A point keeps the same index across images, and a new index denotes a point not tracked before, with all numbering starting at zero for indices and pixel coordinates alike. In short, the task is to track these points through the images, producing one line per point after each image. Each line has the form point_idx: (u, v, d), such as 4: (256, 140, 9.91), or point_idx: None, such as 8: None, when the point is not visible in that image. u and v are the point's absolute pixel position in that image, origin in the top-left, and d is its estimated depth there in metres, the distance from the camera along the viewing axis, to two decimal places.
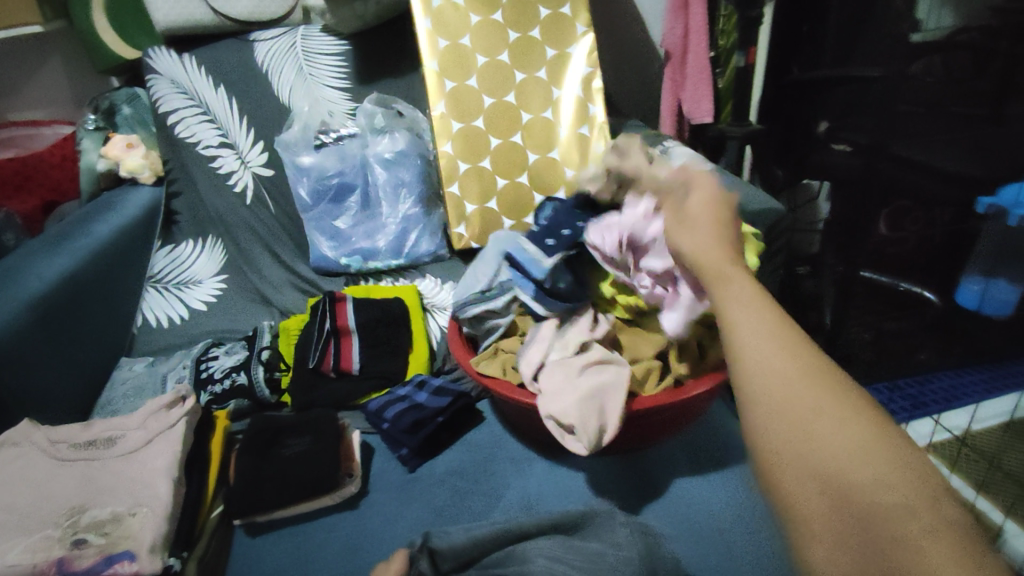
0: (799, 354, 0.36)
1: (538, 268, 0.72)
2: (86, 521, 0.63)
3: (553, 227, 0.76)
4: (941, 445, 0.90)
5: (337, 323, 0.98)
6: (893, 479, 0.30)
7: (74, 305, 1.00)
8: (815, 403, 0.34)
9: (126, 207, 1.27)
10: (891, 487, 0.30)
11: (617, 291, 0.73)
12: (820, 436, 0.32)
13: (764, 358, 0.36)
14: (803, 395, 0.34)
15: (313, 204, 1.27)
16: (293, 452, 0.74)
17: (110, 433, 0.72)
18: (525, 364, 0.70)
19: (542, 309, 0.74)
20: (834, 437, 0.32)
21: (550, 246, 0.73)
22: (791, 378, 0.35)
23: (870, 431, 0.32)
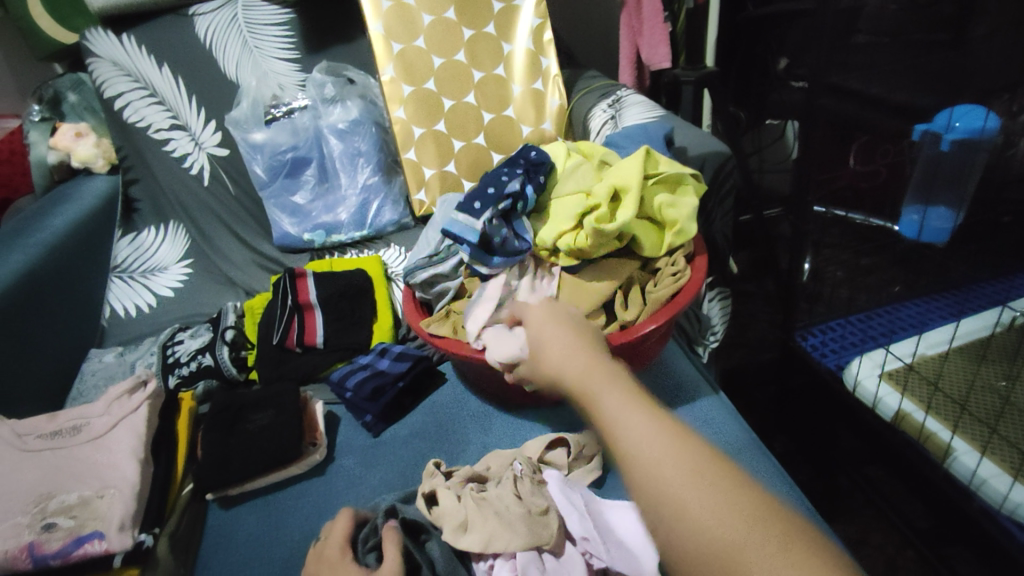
0: (692, 463, 0.39)
1: (470, 228, 0.73)
2: (54, 506, 0.65)
3: (482, 186, 0.78)
4: (894, 371, 0.93)
5: (299, 298, 0.99)
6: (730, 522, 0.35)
7: (35, 300, 0.99)
8: (690, 496, 0.37)
9: (82, 198, 1.24)
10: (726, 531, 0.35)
11: (560, 242, 0.72)
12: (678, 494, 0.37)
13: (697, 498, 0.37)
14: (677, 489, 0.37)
15: (270, 181, 1.25)
16: (257, 426, 0.76)
17: (74, 421, 0.74)
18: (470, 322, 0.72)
19: (483, 268, 0.77)
20: (680, 492, 0.37)
21: (481, 206, 0.75)
22: (675, 475, 0.38)
23: (715, 488, 0.37)
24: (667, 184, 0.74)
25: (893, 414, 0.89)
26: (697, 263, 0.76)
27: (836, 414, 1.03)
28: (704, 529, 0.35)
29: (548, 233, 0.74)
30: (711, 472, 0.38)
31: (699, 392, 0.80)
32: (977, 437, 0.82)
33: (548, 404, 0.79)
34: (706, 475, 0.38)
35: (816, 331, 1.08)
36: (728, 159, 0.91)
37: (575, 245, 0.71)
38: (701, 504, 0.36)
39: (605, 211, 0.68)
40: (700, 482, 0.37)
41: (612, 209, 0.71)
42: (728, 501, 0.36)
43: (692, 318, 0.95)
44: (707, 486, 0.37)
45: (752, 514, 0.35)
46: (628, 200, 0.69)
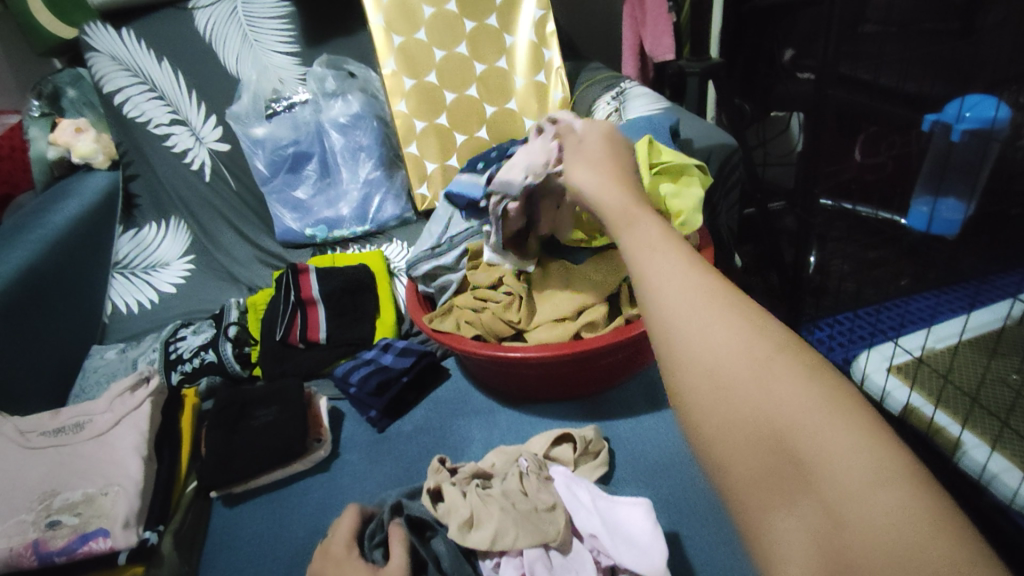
0: (724, 311, 0.31)
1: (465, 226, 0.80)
2: (58, 503, 0.64)
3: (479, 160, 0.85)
4: (902, 366, 0.93)
5: (302, 294, 0.98)
6: (780, 402, 0.27)
7: (36, 296, 0.99)
8: (730, 357, 0.29)
9: (83, 193, 1.23)
10: (773, 409, 0.27)
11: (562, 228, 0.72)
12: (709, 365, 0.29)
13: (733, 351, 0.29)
14: (703, 342, 0.30)
15: (271, 176, 1.24)
16: (261, 422, 0.76)
17: (77, 418, 0.73)
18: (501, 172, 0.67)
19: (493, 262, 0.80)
20: (709, 357, 0.29)
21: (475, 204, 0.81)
22: (704, 329, 0.30)
23: (759, 355, 0.29)
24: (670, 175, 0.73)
25: (901, 409, 0.89)
26: (704, 255, 0.76)
27: None
28: (772, 407, 0.27)
29: None
30: (786, 346, 0.29)
31: None
32: (988, 432, 0.81)
33: (553, 398, 0.78)
34: (772, 349, 0.29)
35: (822, 325, 1.07)
36: (734, 151, 0.90)
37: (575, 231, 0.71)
38: (774, 385, 0.27)
39: None
40: (757, 347, 0.29)
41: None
42: (772, 372, 0.28)
43: None
44: (781, 357, 0.29)
45: (835, 397, 0.27)
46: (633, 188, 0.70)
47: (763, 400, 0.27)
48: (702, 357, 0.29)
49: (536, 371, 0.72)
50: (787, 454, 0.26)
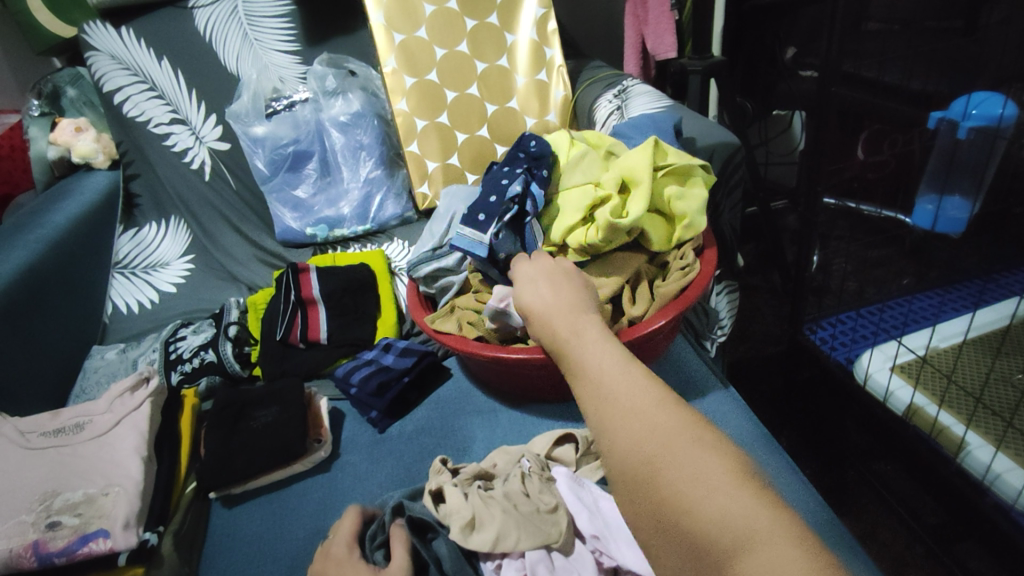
0: (645, 404, 0.42)
1: (475, 244, 0.72)
2: (58, 504, 0.64)
3: (484, 195, 0.76)
4: (906, 365, 0.93)
5: (302, 294, 0.98)
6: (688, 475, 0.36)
7: (36, 296, 0.98)
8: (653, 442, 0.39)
9: (83, 193, 1.23)
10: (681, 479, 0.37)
11: (571, 237, 0.71)
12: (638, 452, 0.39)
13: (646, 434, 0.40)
14: (623, 427, 0.41)
15: (272, 175, 1.24)
16: (262, 423, 0.76)
17: (77, 419, 0.73)
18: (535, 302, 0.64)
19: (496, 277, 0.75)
20: (640, 445, 0.40)
21: (484, 218, 0.73)
22: (627, 418, 0.42)
23: (673, 439, 0.39)
24: (676, 176, 0.72)
25: (905, 408, 0.89)
26: (707, 256, 0.75)
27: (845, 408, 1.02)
28: (664, 480, 0.37)
29: (557, 229, 0.72)
30: (689, 433, 0.39)
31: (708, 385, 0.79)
32: (992, 431, 0.81)
33: (554, 399, 0.78)
34: (670, 432, 0.40)
35: (825, 324, 1.07)
36: (736, 150, 0.90)
37: (585, 242, 0.70)
38: (666, 461, 0.38)
39: (616, 205, 0.68)
40: (669, 430, 0.40)
41: (621, 201, 0.70)
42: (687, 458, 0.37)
43: (700, 312, 0.92)
44: (682, 439, 0.39)
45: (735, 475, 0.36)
46: (637, 194, 0.68)
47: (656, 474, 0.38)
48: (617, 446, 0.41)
49: (537, 372, 0.71)
50: (680, 523, 0.35)
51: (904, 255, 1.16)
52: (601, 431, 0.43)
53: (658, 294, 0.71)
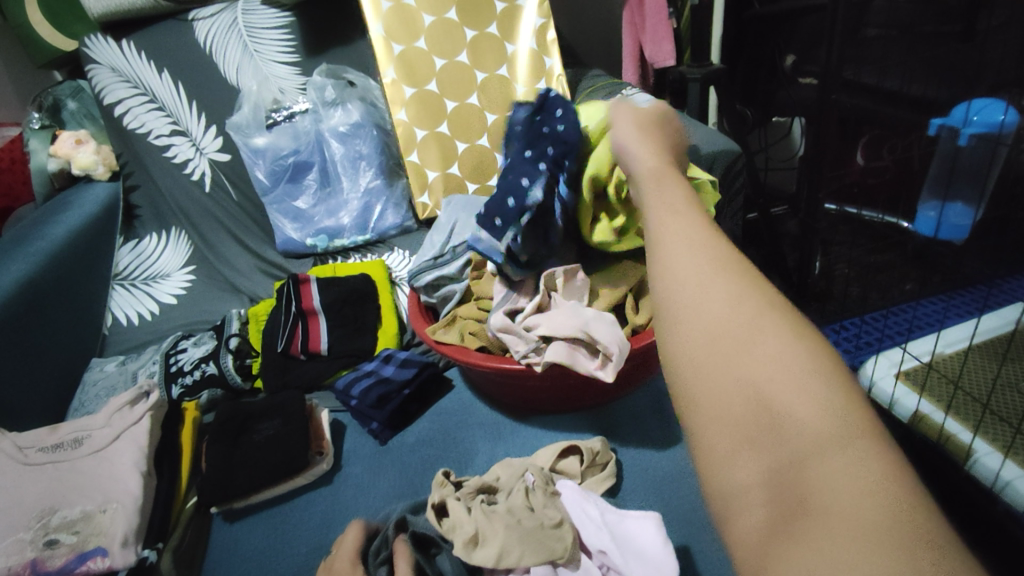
0: (739, 278, 0.32)
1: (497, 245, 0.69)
2: (56, 521, 0.63)
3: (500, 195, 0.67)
4: (912, 372, 0.92)
5: (303, 305, 0.97)
6: (791, 377, 0.28)
7: (34, 309, 0.98)
8: (748, 330, 0.30)
9: (83, 204, 1.23)
10: (781, 379, 0.28)
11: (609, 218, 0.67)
12: (727, 335, 0.30)
13: (744, 315, 0.30)
14: (715, 303, 0.31)
15: (272, 186, 1.24)
16: (263, 436, 0.75)
17: (76, 434, 0.72)
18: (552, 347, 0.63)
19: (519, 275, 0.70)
20: (730, 329, 0.30)
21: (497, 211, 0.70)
22: (716, 296, 0.31)
23: (776, 331, 0.29)
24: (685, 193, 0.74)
25: (911, 416, 0.88)
26: None
27: None
28: (764, 366, 0.28)
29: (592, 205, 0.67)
30: (796, 328, 0.30)
31: None
32: (1001, 438, 0.80)
33: (557, 409, 0.77)
34: (778, 321, 0.30)
35: (829, 330, 1.07)
36: (737, 158, 0.89)
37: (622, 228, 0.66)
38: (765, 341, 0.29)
39: None
40: (769, 319, 0.30)
41: None
42: (793, 357, 0.28)
43: None
44: (791, 334, 0.29)
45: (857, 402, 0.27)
46: None
47: (740, 342, 0.29)
48: (695, 310, 0.32)
49: (541, 383, 0.71)
50: (771, 428, 0.27)
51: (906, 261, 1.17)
52: (686, 296, 0.32)
53: None
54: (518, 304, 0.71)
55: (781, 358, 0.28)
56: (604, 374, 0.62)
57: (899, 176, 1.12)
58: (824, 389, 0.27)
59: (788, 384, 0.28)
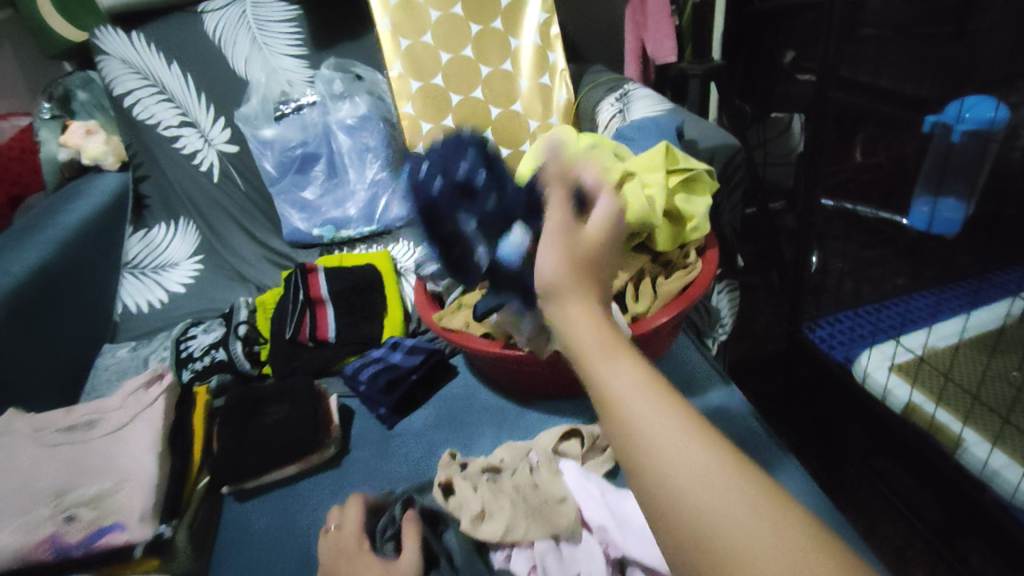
0: (669, 411, 0.35)
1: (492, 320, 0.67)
2: (71, 499, 0.65)
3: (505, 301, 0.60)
4: (905, 364, 0.94)
5: (311, 294, 1.00)
6: (753, 532, 0.29)
7: (46, 295, 1.00)
8: (704, 492, 0.31)
9: (94, 195, 1.25)
10: (742, 545, 0.28)
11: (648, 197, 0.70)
12: (683, 512, 0.31)
13: (694, 475, 0.31)
14: (667, 469, 0.32)
15: (280, 177, 1.26)
16: (273, 419, 0.77)
17: (89, 416, 0.73)
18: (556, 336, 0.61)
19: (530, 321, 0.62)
20: (679, 496, 0.31)
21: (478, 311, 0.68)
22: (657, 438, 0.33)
23: (731, 483, 0.31)
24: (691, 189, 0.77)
25: (903, 407, 0.90)
26: (708, 256, 0.78)
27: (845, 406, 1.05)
28: (724, 520, 0.30)
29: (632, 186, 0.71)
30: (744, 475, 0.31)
31: (709, 382, 0.81)
32: (990, 428, 0.82)
33: (559, 396, 0.79)
34: (731, 476, 0.31)
35: (825, 323, 1.09)
36: (736, 152, 0.91)
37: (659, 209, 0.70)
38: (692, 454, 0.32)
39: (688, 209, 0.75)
40: (723, 474, 0.31)
41: (679, 199, 0.75)
42: (761, 519, 0.29)
43: (702, 310, 0.95)
44: (743, 480, 0.31)
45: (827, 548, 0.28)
46: (699, 205, 0.76)
47: (679, 467, 0.32)
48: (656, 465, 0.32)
49: (543, 369, 0.73)
50: None
51: (898, 256, 1.20)
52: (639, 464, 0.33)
53: (662, 292, 0.73)
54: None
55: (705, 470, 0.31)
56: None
57: (895, 173, 1.14)
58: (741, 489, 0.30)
59: (717, 508, 0.30)
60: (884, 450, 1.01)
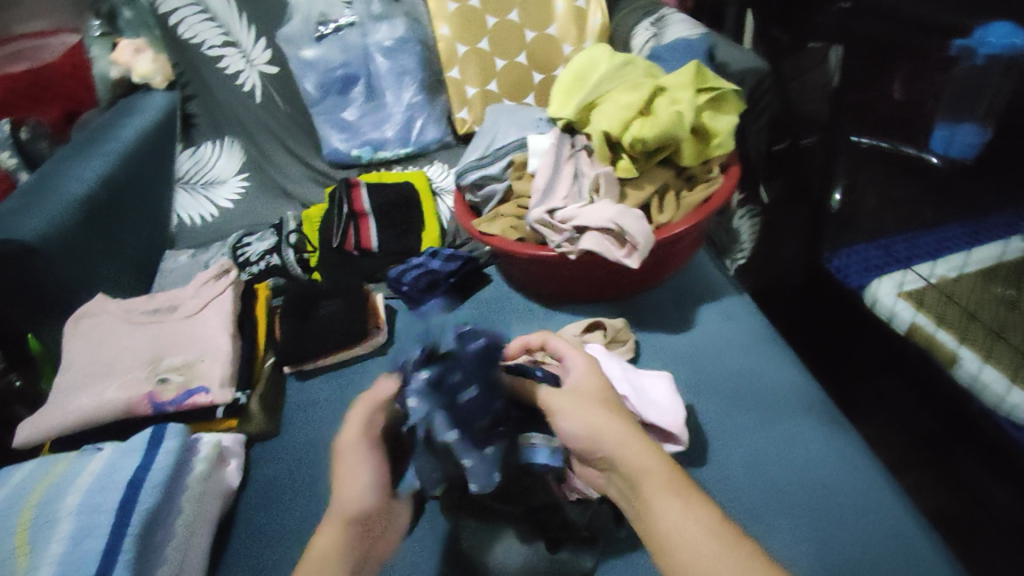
0: (686, 507, 0.46)
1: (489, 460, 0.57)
2: (163, 364, 0.75)
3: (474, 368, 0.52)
4: (912, 291, 0.97)
5: (354, 207, 1.07)
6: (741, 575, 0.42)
7: (115, 201, 1.08)
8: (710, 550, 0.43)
9: (147, 111, 1.30)
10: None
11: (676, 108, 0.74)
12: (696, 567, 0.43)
13: (702, 541, 0.44)
14: (680, 537, 0.44)
15: (321, 99, 1.31)
16: (328, 311, 0.86)
17: (170, 302, 0.84)
18: (588, 240, 0.71)
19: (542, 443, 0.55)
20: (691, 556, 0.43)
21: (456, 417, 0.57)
22: (680, 531, 0.44)
23: (722, 544, 0.43)
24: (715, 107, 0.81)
25: (907, 328, 0.94)
26: (731, 172, 0.82)
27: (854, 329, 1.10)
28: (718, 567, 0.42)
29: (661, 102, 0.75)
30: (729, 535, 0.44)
31: (725, 292, 0.87)
32: (982, 348, 0.86)
33: (587, 301, 0.86)
34: (721, 537, 0.44)
35: (842, 254, 1.11)
36: (765, 76, 0.93)
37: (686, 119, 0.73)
38: (668, 504, 0.46)
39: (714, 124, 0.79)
40: (715, 537, 0.44)
41: (707, 115, 0.79)
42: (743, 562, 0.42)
43: (723, 231, 1.03)
44: (731, 540, 0.43)
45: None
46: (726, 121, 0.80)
47: (691, 535, 0.44)
48: (673, 536, 0.44)
49: (570, 274, 0.80)
50: None
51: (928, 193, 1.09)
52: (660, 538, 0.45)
53: (685, 202, 0.78)
54: (554, 203, 0.78)
55: (685, 512, 0.45)
56: (630, 261, 0.70)
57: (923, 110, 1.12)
58: (705, 520, 0.45)
59: (715, 558, 0.43)
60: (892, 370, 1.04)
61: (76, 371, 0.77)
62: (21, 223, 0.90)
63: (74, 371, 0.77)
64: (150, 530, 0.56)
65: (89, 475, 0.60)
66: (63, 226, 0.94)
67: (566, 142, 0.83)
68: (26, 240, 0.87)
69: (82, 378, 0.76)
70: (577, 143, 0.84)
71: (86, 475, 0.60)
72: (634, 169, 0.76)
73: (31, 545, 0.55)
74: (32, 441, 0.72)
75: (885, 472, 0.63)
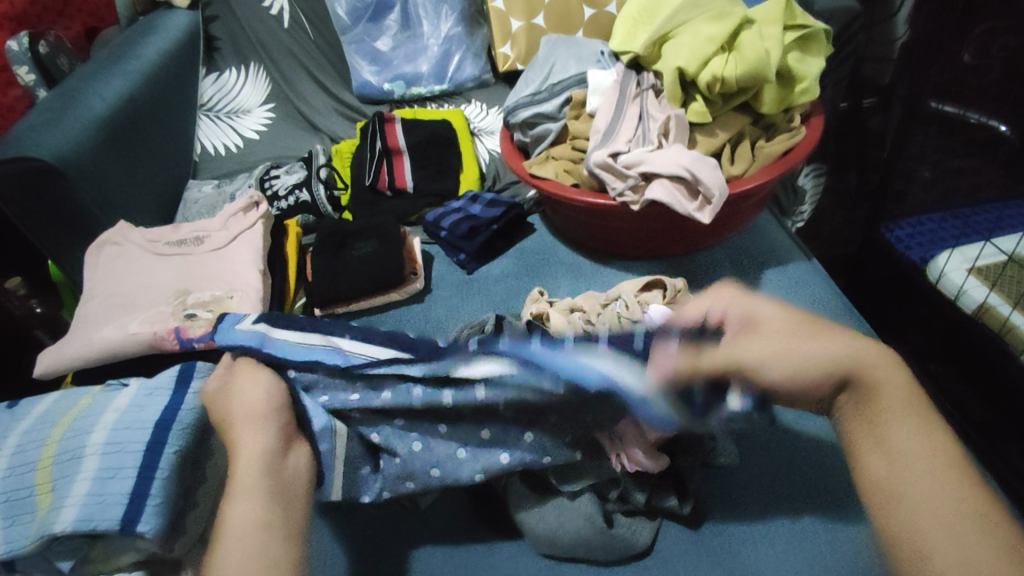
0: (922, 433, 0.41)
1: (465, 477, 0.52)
2: (191, 300, 0.72)
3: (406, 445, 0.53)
4: (985, 267, 0.86)
5: (388, 143, 1.00)
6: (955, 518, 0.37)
7: (136, 124, 1.01)
8: (929, 480, 0.39)
9: (169, 29, 1.20)
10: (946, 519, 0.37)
11: (763, 46, 0.65)
12: (908, 482, 0.39)
13: (917, 469, 0.40)
14: (900, 460, 0.40)
15: (352, 25, 1.22)
16: (362, 253, 0.80)
17: (196, 234, 0.80)
18: (656, 190, 0.65)
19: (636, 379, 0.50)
20: (900, 467, 0.40)
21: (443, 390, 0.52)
22: (907, 456, 0.40)
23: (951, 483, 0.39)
24: (803, 51, 0.72)
25: (977, 307, 0.84)
26: (813, 123, 0.74)
27: (897, 308, 0.98)
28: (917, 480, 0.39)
29: (746, 38, 0.67)
30: (957, 478, 0.39)
31: (791, 257, 0.81)
32: None
33: (640, 258, 0.81)
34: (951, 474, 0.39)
35: (904, 224, 0.99)
36: (854, 18, 0.86)
37: (774, 62, 0.65)
38: (900, 429, 0.42)
39: (802, 69, 0.69)
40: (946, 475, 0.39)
41: (796, 59, 0.70)
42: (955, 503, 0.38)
43: (789, 191, 0.95)
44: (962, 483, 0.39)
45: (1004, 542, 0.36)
46: (816, 66, 0.71)
47: (908, 465, 0.40)
48: (905, 464, 0.40)
49: (625, 225, 0.74)
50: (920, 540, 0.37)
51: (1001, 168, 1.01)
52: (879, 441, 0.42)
53: (761, 154, 0.71)
54: (616, 146, 0.71)
55: (914, 443, 0.41)
56: (701, 215, 0.64)
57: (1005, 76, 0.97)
58: (934, 463, 0.40)
59: (934, 495, 0.38)
60: (940, 353, 0.91)
61: (100, 301, 0.73)
62: (36, 141, 0.84)
63: (98, 300, 0.73)
64: (182, 475, 0.53)
65: (114, 412, 0.56)
66: (84, 148, 0.88)
67: (632, 79, 0.76)
68: (44, 159, 0.81)
69: (106, 309, 0.72)
70: (643, 82, 0.76)
71: (111, 412, 0.56)
72: (708, 114, 0.69)
73: (54, 484, 0.52)
74: (54, 372, 0.68)
75: (971, 459, 0.58)
